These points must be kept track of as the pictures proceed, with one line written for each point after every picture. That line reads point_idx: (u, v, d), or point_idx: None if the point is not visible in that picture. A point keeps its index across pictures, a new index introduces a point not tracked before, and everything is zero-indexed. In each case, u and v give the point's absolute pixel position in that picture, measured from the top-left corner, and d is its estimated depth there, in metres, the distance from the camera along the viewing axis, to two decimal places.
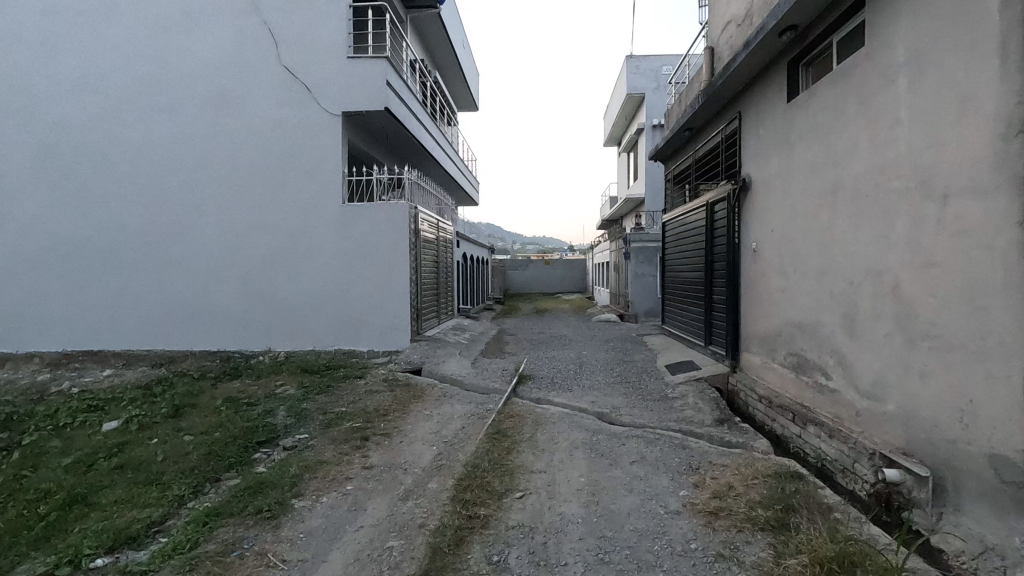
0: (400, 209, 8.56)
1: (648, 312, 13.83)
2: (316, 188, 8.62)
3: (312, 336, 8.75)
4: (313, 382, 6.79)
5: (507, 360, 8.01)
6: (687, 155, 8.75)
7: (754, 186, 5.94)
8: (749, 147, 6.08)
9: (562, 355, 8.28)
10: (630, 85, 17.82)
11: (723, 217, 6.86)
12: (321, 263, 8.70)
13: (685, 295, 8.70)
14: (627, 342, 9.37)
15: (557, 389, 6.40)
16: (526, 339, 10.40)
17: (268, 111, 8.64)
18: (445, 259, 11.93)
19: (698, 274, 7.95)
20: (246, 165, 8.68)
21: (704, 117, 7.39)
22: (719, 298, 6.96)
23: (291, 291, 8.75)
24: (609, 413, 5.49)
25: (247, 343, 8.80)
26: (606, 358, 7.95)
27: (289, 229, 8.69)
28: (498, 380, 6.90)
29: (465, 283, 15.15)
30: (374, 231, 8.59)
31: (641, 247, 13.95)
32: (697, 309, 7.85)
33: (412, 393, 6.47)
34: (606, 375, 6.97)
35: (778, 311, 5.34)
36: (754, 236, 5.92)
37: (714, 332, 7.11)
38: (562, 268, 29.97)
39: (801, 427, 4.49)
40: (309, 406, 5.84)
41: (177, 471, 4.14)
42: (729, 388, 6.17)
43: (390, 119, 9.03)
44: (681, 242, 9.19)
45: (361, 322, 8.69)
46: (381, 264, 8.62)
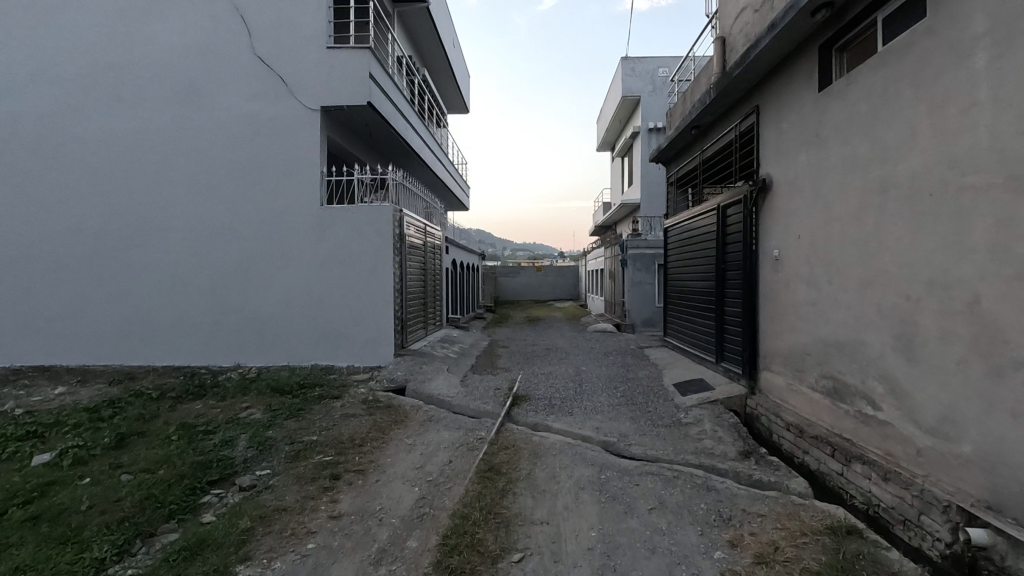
0: (384, 212, 7.88)
1: (645, 321, 13.24)
2: (292, 190, 7.93)
3: (287, 351, 8.02)
4: (283, 404, 6.06)
5: (500, 377, 7.35)
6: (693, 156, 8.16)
7: (775, 187, 5.35)
8: (769, 144, 5.49)
9: (559, 371, 7.63)
10: (626, 87, 17.27)
11: (737, 221, 6.27)
12: (297, 271, 7.99)
13: (691, 306, 8.10)
14: (628, 356, 8.73)
15: (556, 412, 5.75)
16: (519, 351, 9.74)
17: (240, 106, 7.95)
18: (433, 266, 11.26)
19: (706, 283, 7.36)
20: (216, 164, 7.97)
21: (715, 114, 6.81)
22: (733, 310, 6.37)
23: (265, 301, 8.03)
24: (616, 442, 4.84)
25: (216, 358, 8.05)
26: (607, 375, 7.29)
27: (262, 233, 7.98)
28: (490, 401, 6.23)
29: (455, 291, 14.47)
30: (356, 236, 7.92)
31: (638, 254, 13.37)
32: (706, 322, 7.26)
33: (393, 417, 5.76)
34: (609, 395, 6.32)
35: (807, 327, 4.73)
36: (776, 243, 5.32)
37: (727, 348, 6.51)
38: (554, 275, 29.38)
39: (843, 464, 3.88)
40: (275, 435, 5.10)
41: (102, 525, 3.42)
42: (747, 412, 5.56)
43: (373, 115, 8.36)
44: (687, 248, 8.60)
45: (341, 336, 7.98)
46: (363, 272, 7.93)
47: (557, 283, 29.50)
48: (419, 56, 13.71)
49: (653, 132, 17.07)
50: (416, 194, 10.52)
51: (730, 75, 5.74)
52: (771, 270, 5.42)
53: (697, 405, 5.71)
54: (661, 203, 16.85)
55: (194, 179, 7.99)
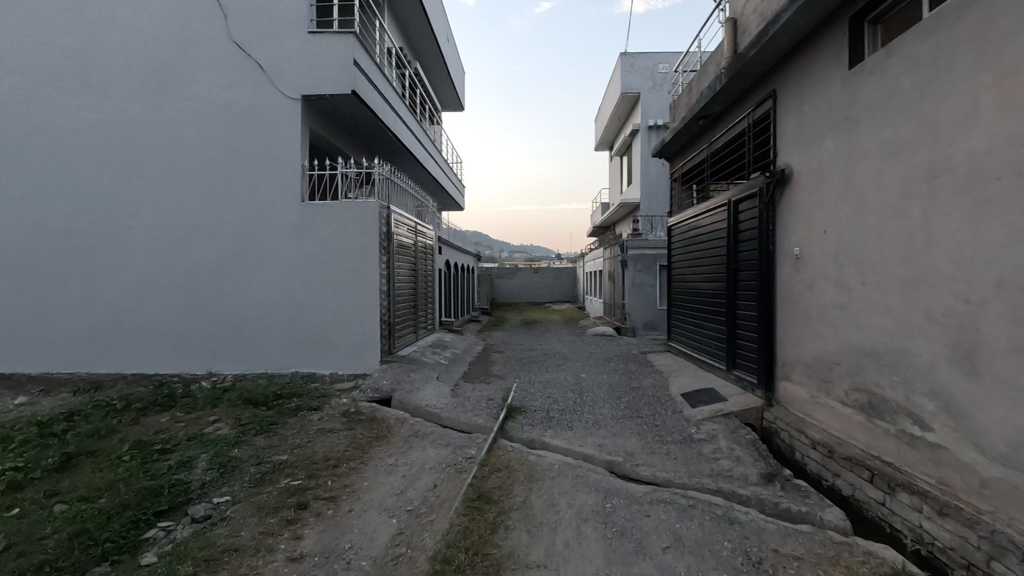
0: (370, 208, 7.35)
1: (646, 324, 12.73)
2: (271, 185, 7.40)
3: (266, 358, 7.48)
4: (255, 417, 5.51)
5: (494, 385, 6.84)
6: (699, 149, 7.66)
7: (796, 178, 4.85)
8: (787, 131, 5.00)
9: (558, 379, 7.11)
10: (625, 84, 16.78)
11: (751, 217, 5.76)
12: (276, 272, 7.45)
13: (697, 309, 7.60)
14: (630, 362, 8.22)
15: (555, 427, 5.23)
16: (515, 357, 9.22)
17: (216, 96, 7.42)
18: (425, 267, 10.75)
19: (715, 285, 6.87)
20: (190, 157, 7.44)
21: (725, 102, 6.31)
22: (745, 314, 5.87)
23: (242, 304, 7.48)
24: (622, 463, 4.32)
25: (190, 366, 7.50)
26: (609, 384, 6.77)
27: (239, 232, 7.44)
28: (481, 413, 5.71)
29: (448, 293, 13.95)
30: (340, 234, 7.39)
31: (639, 254, 12.86)
32: (715, 326, 6.76)
33: (375, 431, 5.22)
34: (612, 406, 5.81)
35: (835, 334, 4.23)
36: (797, 240, 4.82)
37: (739, 355, 6.01)
38: (551, 276, 28.88)
39: (885, 492, 3.37)
40: (240, 454, 4.55)
41: (17, 571, 2.88)
42: (765, 426, 5.05)
43: (359, 106, 7.84)
44: (692, 247, 8.10)
45: (323, 342, 7.44)
46: (347, 272, 7.40)
47: (554, 285, 29.00)
48: (411, 49, 13.19)
49: (653, 130, 16.59)
50: (406, 191, 9.99)
51: (744, 56, 5.24)
52: (792, 270, 4.92)
53: (709, 417, 5.20)
54: (661, 202, 16.38)
55: (166, 173, 7.45)
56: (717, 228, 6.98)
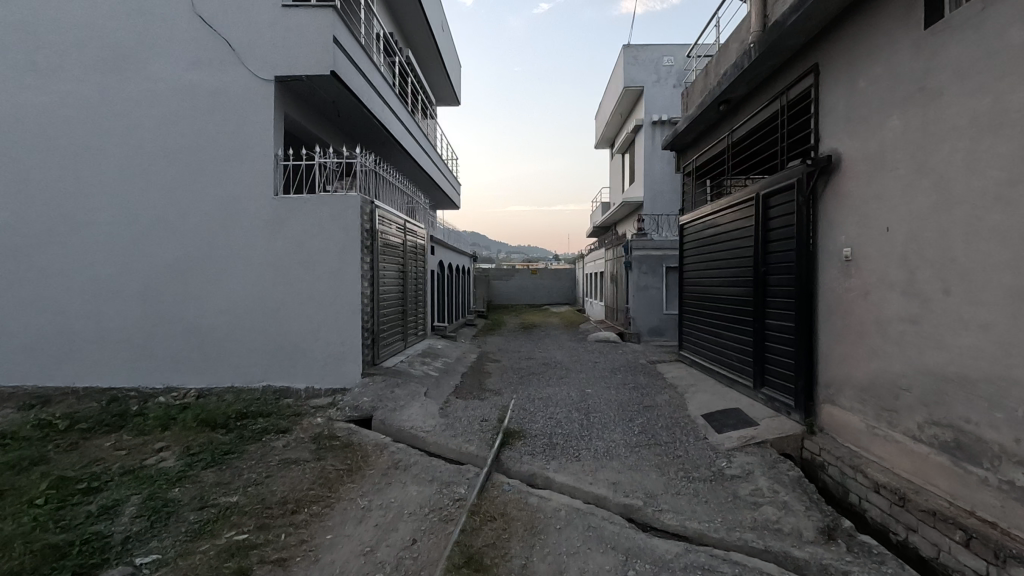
0: (350, 203, 6.57)
1: (651, 330, 12.00)
2: (241, 176, 6.61)
3: (234, 370, 6.69)
4: (209, 444, 4.73)
5: (488, 402, 6.08)
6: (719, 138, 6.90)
7: (845, 165, 4.10)
8: (835, 111, 4.24)
9: (560, 395, 6.35)
10: (628, 77, 16.01)
11: (785, 212, 5.01)
12: (245, 274, 6.66)
13: (715, 316, 6.85)
14: (638, 375, 7.47)
15: (560, 457, 4.47)
16: (512, 367, 8.46)
17: (179, 77, 6.63)
18: (416, 269, 9.97)
19: (737, 290, 6.12)
20: (150, 145, 6.65)
21: (753, 82, 5.55)
22: (776, 324, 5.13)
23: (208, 310, 6.69)
24: (642, 508, 3.56)
25: (150, 378, 6.71)
26: (618, 401, 6.00)
27: (204, 229, 6.65)
28: (473, 439, 4.95)
29: (442, 296, 13.17)
30: (317, 232, 6.61)
31: (644, 255, 12.11)
32: (739, 337, 6.00)
33: (348, 463, 4.45)
34: (624, 430, 5.05)
35: (902, 352, 3.48)
36: (849, 239, 4.06)
37: (769, 370, 5.25)
38: (549, 278, 28.14)
39: (991, 563, 2.62)
40: (181, 495, 3.77)
41: None
42: (807, 458, 4.29)
43: (340, 89, 7.05)
44: (709, 247, 7.35)
45: (298, 353, 6.66)
46: (325, 274, 6.62)
47: (553, 287, 28.24)
48: (403, 37, 12.42)
49: (658, 126, 15.82)
50: (393, 187, 9.20)
51: (781, 25, 4.49)
52: (840, 275, 4.16)
53: (740, 446, 4.43)
54: (666, 201, 15.63)
55: (122, 162, 6.65)
56: (739, 226, 6.24)
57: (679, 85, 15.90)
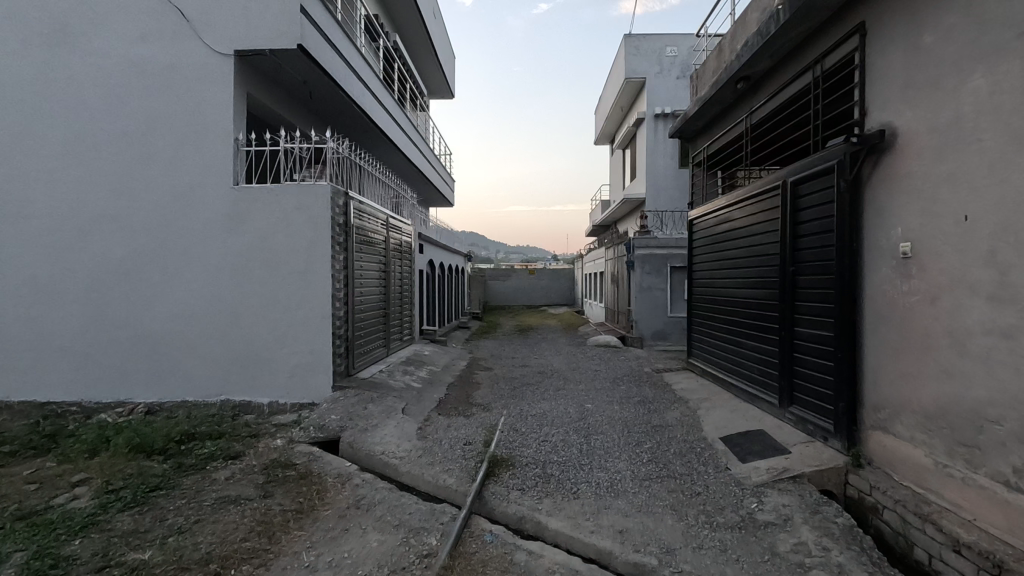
0: (320, 193, 5.83)
1: (655, 334, 11.29)
2: (196, 164, 5.85)
3: (189, 382, 5.93)
4: (137, 476, 3.95)
5: (474, 421, 5.34)
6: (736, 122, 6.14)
7: (903, 143, 3.35)
8: (888, 77, 3.49)
9: (557, 411, 5.60)
10: (629, 68, 15.26)
11: (818, 201, 4.26)
12: (201, 274, 5.88)
13: (731, 322, 6.09)
14: (644, 387, 6.71)
15: (555, 494, 3.72)
16: (504, 375, 7.72)
17: (127, 51, 5.86)
18: (401, 269, 9.21)
19: (757, 293, 5.37)
20: (94, 127, 5.87)
21: (779, 53, 4.80)
22: (807, 334, 4.37)
23: (159, 314, 5.92)
24: (658, 571, 2.82)
25: (94, 391, 5.94)
26: (623, 420, 5.25)
27: (154, 223, 5.87)
28: (453, 469, 4.21)
29: (432, 297, 12.39)
30: (282, 227, 5.86)
31: (647, 254, 11.36)
32: (760, 346, 5.25)
33: (300, 502, 3.69)
34: (631, 458, 4.30)
35: (987, 374, 2.73)
36: (908, 233, 3.32)
37: (799, 387, 4.50)
38: (546, 278, 27.40)
39: None
40: (79, 552, 3.00)
41: None
42: (852, 497, 3.54)
43: (311, 67, 6.31)
44: (722, 244, 6.60)
45: (261, 362, 5.90)
46: (291, 274, 5.87)
47: (551, 287, 27.52)
48: (391, 21, 11.64)
49: (660, 119, 15.06)
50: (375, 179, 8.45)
51: None
52: (895, 275, 3.41)
53: (772, 481, 3.68)
54: (669, 198, 14.90)
55: (61, 147, 5.86)
56: (758, 220, 5.48)
57: (681, 76, 15.16)
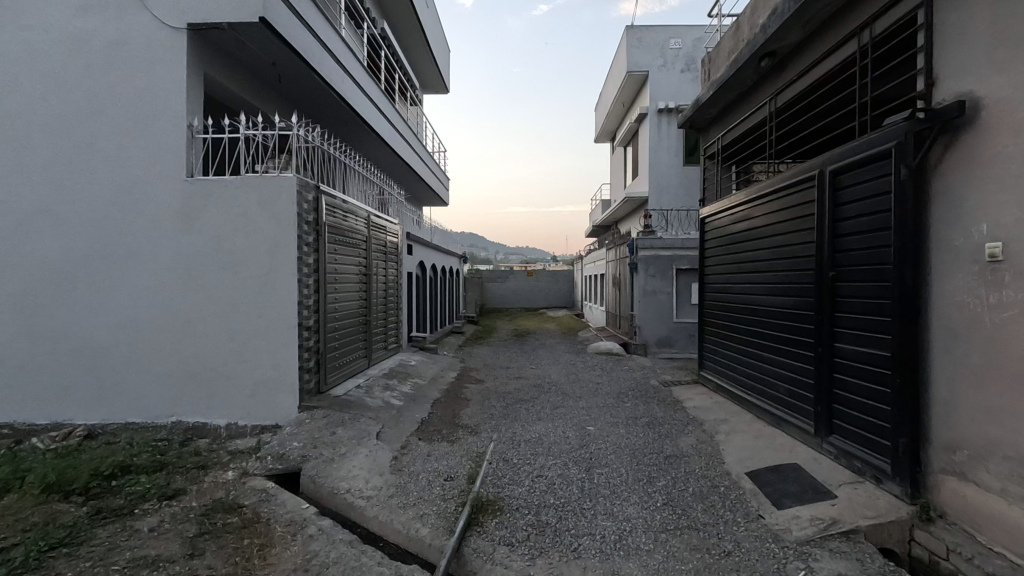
0: (284, 187, 5.12)
1: (659, 340, 10.60)
2: (145, 153, 5.14)
3: (136, 401, 5.20)
4: (39, 527, 3.23)
5: (458, 449, 4.63)
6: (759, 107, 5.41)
7: (994, 118, 2.65)
8: (971, 36, 2.78)
9: (553, 436, 4.90)
10: (631, 61, 14.53)
11: (863, 194, 3.56)
12: (149, 278, 5.17)
13: (752, 333, 5.39)
14: (651, 405, 6.00)
15: (550, 552, 3.02)
16: (496, 389, 7.01)
17: (66, 24, 5.14)
18: (387, 271, 8.50)
19: (786, 302, 4.66)
20: (27, 111, 5.15)
21: (816, 21, 4.08)
22: (852, 353, 3.67)
23: (101, 324, 5.17)
24: None
25: (27, 413, 5.18)
26: (631, 448, 4.54)
27: (96, 220, 5.14)
28: (429, 514, 3.50)
29: (423, 301, 11.67)
30: (241, 225, 5.15)
31: (652, 256, 10.65)
32: (790, 363, 4.54)
33: (235, 564, 2.97)
34: (642, 500, 3.59)
35: None
36: (998, 231, 2.62)
37: (838, 413, 3.81)
38: (545, 280, 26.71)
39: None
40: None
41: None
42: (920, 560, 2.83)
43: (278, 46, 5.64)
44: (740, 245, 5.89)
45: (218, 379, 5.19)
46: (252, 279, 5.16)
47: (549, 289, 26.84)
48: (378, 7, 10.91)
49: (663, 113, 14.34)
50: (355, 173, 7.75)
51: None
52: (979, 285, 2.71)
53: (821, 538, 2.97)
54: (673, 196, 14.19)
55: None
56: (784, 218, 4.78)
57: (686, 69, 14.46)
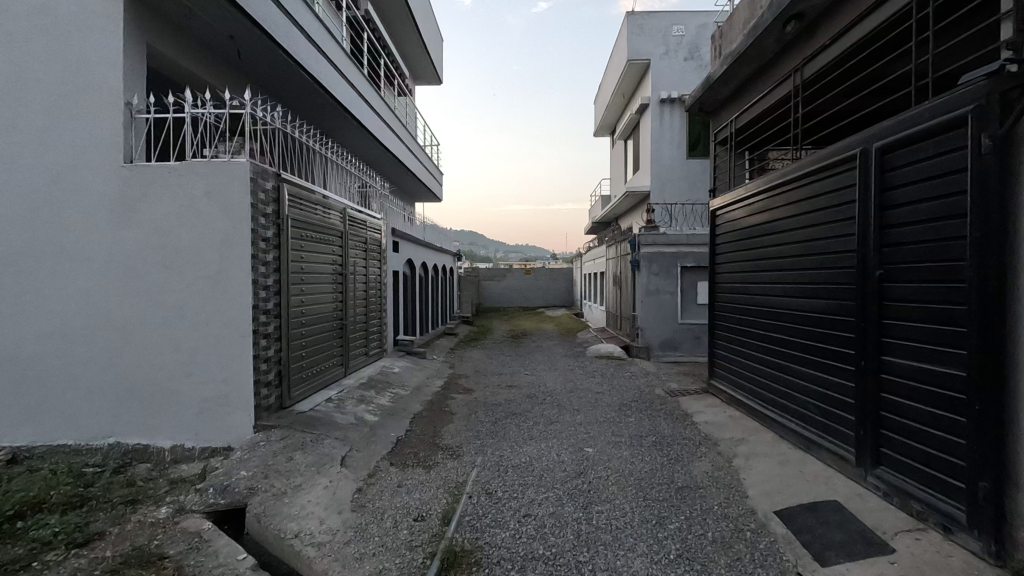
0: (235, 173, 4.44)
1: (663, 343, 9.95)
2: (75, 135, 4.46)
3: (69, 419, 4.53)
4: None
5: (435, 479, 3.97)
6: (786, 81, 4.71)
7: None
8: None
9: (546, 461, 4.24)
10: (632, 49, 13.84)
11: (923, 175, 2.92)
12: (82, 278, 4.49)
13: (774, 340, 4.74)
14: (657, 420, 5.34)
15: None
16: (486, 400, 6.37)
17: None
18: (369, 271, 7.83)
19: (815, 304, 4.01)
20: None
21: None
22: (906, 369, 3.02)
23: (27, 332, 4.49)
24: None
25: None
26: (636, 476, 3.88)
27: (19, 211, 4.44)
28: (389, 569, 2.84)
29: (412, 301, 11.00)
30: (187, 218, 4.48)
31: (656, 253, 9.98)
32: (822, 376, 3.89)
33: None
34: (651, 551, 2.92)
35: None
36: None
37: (889, 439, 3.16)
38: (544, 279, 26.06)
39: None
40: None
41: None
42: None
43: (232, 15, 5.01)
44: (757, 239, 5.22)
45: (162, 395, 4.51)
46: (200, 280, 4.49)
47: (548, 288, 26.19)
48: None
49: (665, 104, 13.64)
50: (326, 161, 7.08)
51: None
52: None
53: None
54: (676, 190, 13.51)
55: None
56: (812, 206, 4.11)
57: (689, 58, 13.78)
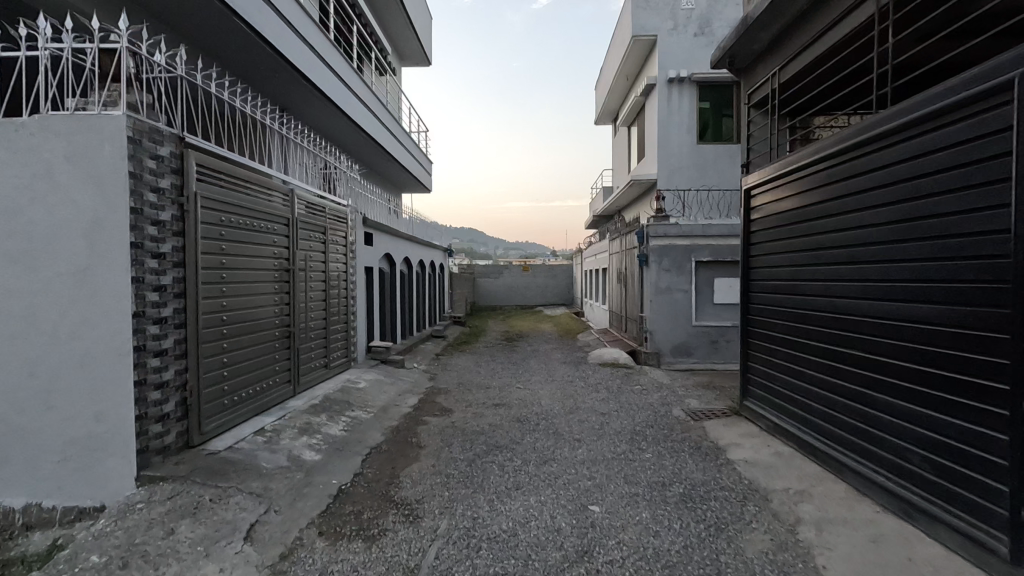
0: (106, 131, 3.21)
1: (675, 347, 8.77)
2: None
3: None
4: None
5: (375, 564, 2.76)
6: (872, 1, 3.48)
7: None
8: None
9: (538, 530, 3.03)
10: (637, 24, 12.53)
11: None
12: None
13: (845, 359, 3.54)
14: (682, 459, 4.13)
15: None
16: (466, 424, 5.17)
17: None
18: (331, 269, 6.58)
19: (933, 313, 2.83)
20: None
21: None
22: None
23: None
24: None
25: None
26: (667, 562, 2.67)
27: None
28: None
29: (393, 301, 9.81)
30: (44, 193, 3.25)
31: (668, 246, 8.76)
32: (945, 418, 2.71)
33: None
34: None
35: None
36: None
37: None
38: (542, 276, 24.85)
39: None
40: None
41: None
42: None
43: None
44: (812, 225, 4.01)
45: (9, 436, 3.27)
46: (63, 278, 3.26)
47: (547, 286, 24.97)
48: None
49: (675, 84, 12.37)
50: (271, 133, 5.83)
51: None
52: None
53: None
54: (685, 178, 12.32)
55: None
56: (928, 176, 2.89)
57: (700, 34, 12.43)
